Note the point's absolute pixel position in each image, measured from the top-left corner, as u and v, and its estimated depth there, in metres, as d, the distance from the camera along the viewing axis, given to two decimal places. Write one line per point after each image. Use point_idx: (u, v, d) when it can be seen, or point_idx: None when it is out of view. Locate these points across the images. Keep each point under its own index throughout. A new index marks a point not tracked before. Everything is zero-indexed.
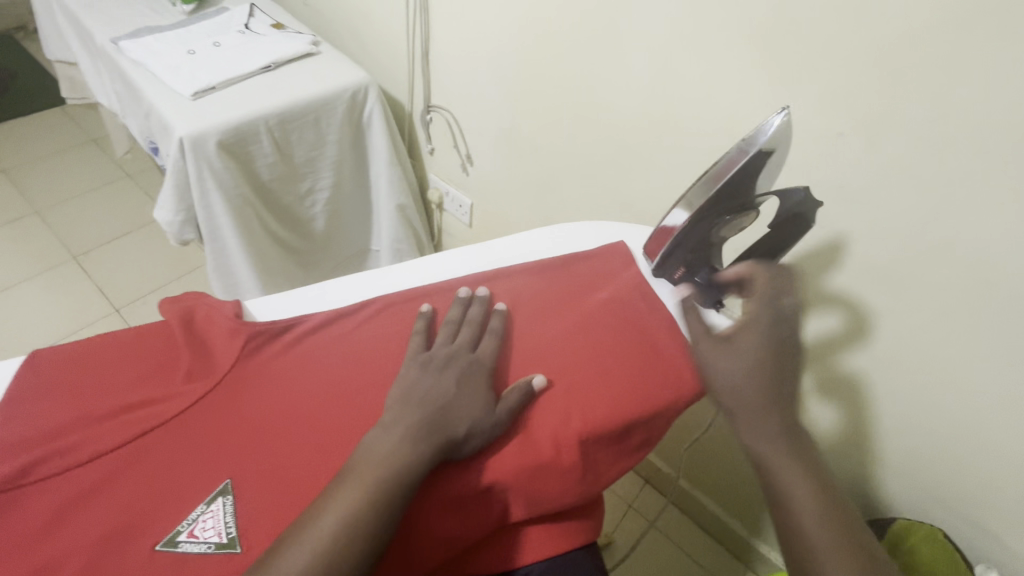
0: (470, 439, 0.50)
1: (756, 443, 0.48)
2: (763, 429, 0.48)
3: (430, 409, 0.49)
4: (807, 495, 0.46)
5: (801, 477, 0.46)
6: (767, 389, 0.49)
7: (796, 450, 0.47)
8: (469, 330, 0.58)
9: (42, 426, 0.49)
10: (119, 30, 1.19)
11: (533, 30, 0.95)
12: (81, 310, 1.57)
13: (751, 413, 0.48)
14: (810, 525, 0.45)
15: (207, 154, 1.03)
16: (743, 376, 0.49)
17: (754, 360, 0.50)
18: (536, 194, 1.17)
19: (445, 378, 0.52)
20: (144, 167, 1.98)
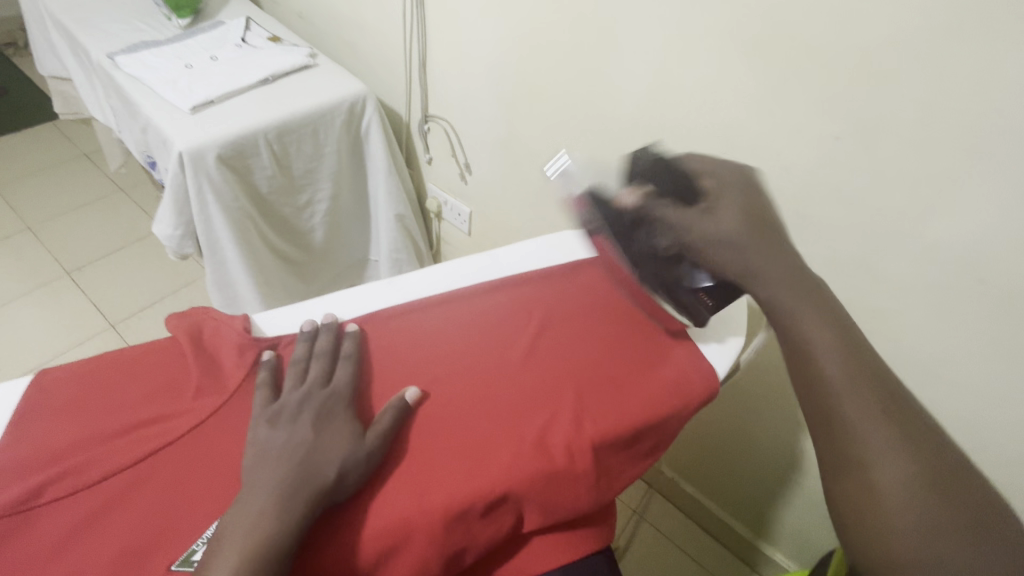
0: (346, 479, 0.46)
1: (799, 339, 0.47)
2: (804, 323, 0.47)
3: (289, 461, 0.45)
4: (859, 393, 0.43)
5: (851, 376, 0.44)
6: (801, 286, 0.49)
7: (845, 346, 0.46)
8: (319, 363, 0.55)
9: (52, 447, 0.48)
10: (115, 45, 1.19)
11: (530, 39, 0.96)
12: (75, 326, 1.56)
13: (791, 308, 0.48)
14: (863, 422, 0.42)
15: (206, 168, 1.03)
16: (759, 267, 0.49)
17: (753, 248, 0.50)
18: (534, 202, 1.17)
19: (301, 424, 0.48)
20: (138, 181, 1.97)
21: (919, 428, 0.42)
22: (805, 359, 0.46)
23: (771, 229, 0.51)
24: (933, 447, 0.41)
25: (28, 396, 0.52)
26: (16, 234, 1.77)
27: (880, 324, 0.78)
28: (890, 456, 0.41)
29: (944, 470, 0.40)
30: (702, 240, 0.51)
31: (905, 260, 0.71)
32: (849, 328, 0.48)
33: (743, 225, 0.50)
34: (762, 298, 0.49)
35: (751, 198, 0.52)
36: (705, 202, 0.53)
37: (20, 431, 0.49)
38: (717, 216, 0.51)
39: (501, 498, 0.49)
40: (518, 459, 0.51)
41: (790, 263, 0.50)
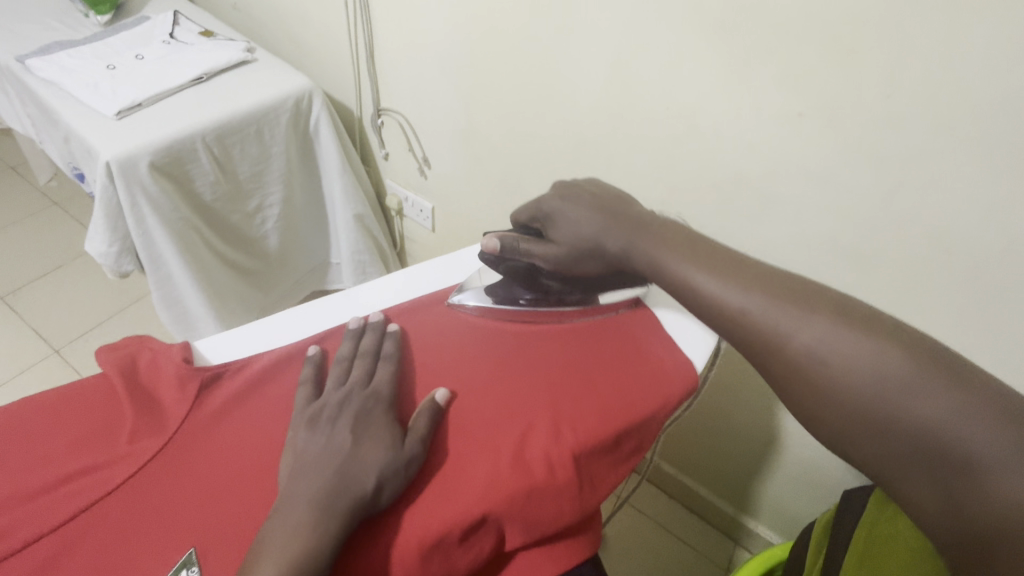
0: (383, 490, 0.44)
1: (675, 273, 0.49)
2: (672, 264, 0.49)
3: (327, 470, 0.44)
4: (748, 289, 0.45)
5: (735, 281, 0.46)
6: (669, 234, 0.52)
7: (711, 260, 0.48)
8: (363, 363, 0.54)
9: None
10: (25, 47, 1.08)
11: (480, 24, 0.91)
12: (14, 355, 1.44)
13: (654, 250, 0.51)
14: (771, 312, 0.44)
15: (139, 178, 0.95)
16: (617, 235, 0.53)
17: (605, 225, 0.54)
18: (498, 194, 1.13)
19: (339, 428, 0.47)
20: (73, 194, 1.83)
21: (808, 291, 0.45)
22: (690, 287, 0.48)
23: (607, 197, 0.56)
24: (829, 302, 0.44)
25: None
26: None
27: (851, 300, 0.77)
28: (802, 324, 0.43)
29: (845, 313, 0.43)
30: (570, 244, 0.55)
31: (872, 236, 0.71)
32: (698, 242, 0.51)
33: (593, 211, 0.54)
34: (636, 254, 0.52)
35: (568, 187, 0.58)
36: (548, 221, 0.57)
37: None
38: (559, 229, 0.56)
39: (482, 519, 0.46)
40: (485, 466, 0.48)
41: (633, 220, 0.54)
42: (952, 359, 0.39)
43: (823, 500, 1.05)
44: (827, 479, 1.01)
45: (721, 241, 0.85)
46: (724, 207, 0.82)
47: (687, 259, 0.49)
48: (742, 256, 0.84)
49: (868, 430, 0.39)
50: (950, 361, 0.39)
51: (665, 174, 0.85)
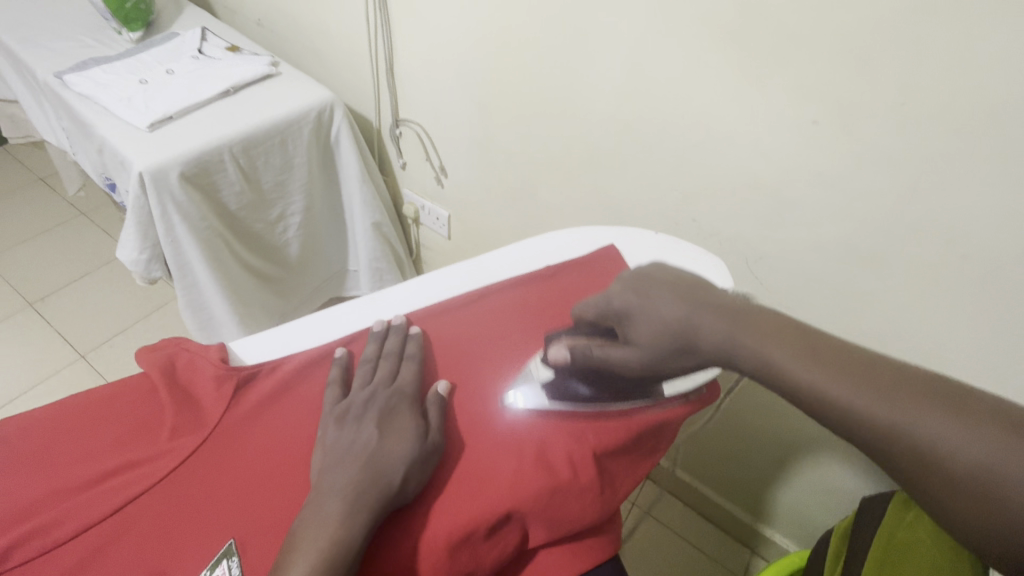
0: (409, 481, 0.46)
1: (783, 370, 0.41)
2: (782, 358, 0.42)
3: (356, 463, 0.46)
4: (902, 402, 0.37)
5: (877, 389, 0.38)
6: (776, 324, 0.44)
7: (833, 357, 0.40)
8: (387, 363, 0.56)
9: (16, 505, 0.45)
10: (62, 63, 1.13)
11: (498, 36, 0.94)
12: (42, 359, 1.49)
13: (759, 344, 0.43)
14: (934, 426, 0.36)
15: (170, 188, 0.98)
16: (715, 327, 0.45)
17: (696, 315, 0.46)
18: (514, 202, 1.15)
19: (366, 424, 0.49)
20: (99, 204, 1.89)
21: (973, 396, 0.37)
22: (820, 395, 0.39)
23: (691, 285, 0.49)
24: (998, 409, 0.35)
25: None
26: None
27: (866, 304, 0.78)
28: (972, 440, 0.35)
29: (1021, 423, 0.34)
30: (653, 345, 0.48)
31: (887, 240, 0.72)
32: (813, 335, 0.43)
33: (676, 299, 0.47)
34: (737, 348, 0.44)
35: (643, 278, 0.51)
36: (623, 316, 0.50)
37: None
38: (639, 329, 0.49)
39: (505, 515, 0.47)
40: (509, 465, 0.50)
41: (728, 309, 0.46)
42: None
43: (842, 507, 1.04)
44: (846, 486, 1.00)
45: (735, 246, 0.86)
46: (738, 213, 0.83)
47: (811, 365, 0.40)
48: (756, 261, 0.85)
49: None
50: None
51: (680, 181, 0.87)
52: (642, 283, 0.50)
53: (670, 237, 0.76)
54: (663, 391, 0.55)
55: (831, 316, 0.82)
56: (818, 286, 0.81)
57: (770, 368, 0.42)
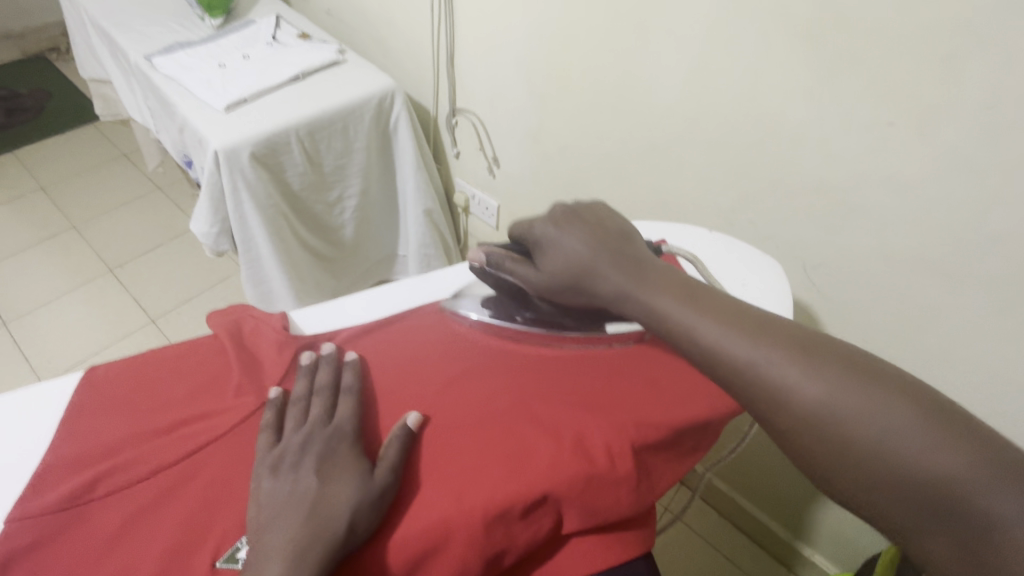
0: (357, 527, 0.44)
1: (672, 320, 0.46)
2: (665, 304, 0.47)
3: (296, 516, 0.43)
4: (755, 341, 0.42)
5: (745, 337, 0.42)
6: (665, 277, 0.50)
7: (708, 304, 0.46)
8: (321, 400, 0.52)
9: (98, 442, 0.48)
10: (152, 47, 1.21)
11: (558, 27, 0.94)
12: (118, 320, 1.62)
13: (646, 294, 0.49)
14: (777, 365, 0.41)
15: (241, 166, 1.04)
16: (613, 278, 0.51)
17: (601, 263, 0.52)
18: (565, 195, 1.15)
19: (304, 475, 0.46)
20: (175, 180, 2.03)
21: (816, 341, 0.42)
22: (697, 342, 0.44)
23: (603, 228, 0.55)
24: (839, 354, 0.41)
25: (81, 390, 0.52)
26: (61, 232, 1.84)
27: (933, 320, 0.74)
28: (818, 380, 0.39)
29: (854, 366, 0.39)
30: (560, 273, 0.55)
31: (961, 251, 0.67)
32: (700, 289, 0.48)
33: (584, 241, 0.53)
34: (629, 297, 0.50)
35: (564, 212, 0.57)
36: (537, 245, 0.57)
37: (73, 424, 0.50)
38: (549, 259, 0.56)
39: (542, 497, 0.48)
40: (526, 462, 0.49)
41: (630, 259, 0.52)
42: (959, 410, 0.37)
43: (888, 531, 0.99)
44: None
45: (794, 250, 0.83)
46: (798, 217, 0.80)
47: (695, 315, 0.45)
48: (814, 267, 0.82)
49: (884, 496, 0.36)
50: (958, 414, 0.36)
51: (737, 181, 0.84)
52: (561, 216, 0.56)
53: (725, 238, 0.74)
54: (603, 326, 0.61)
55: (891, 329, 0.78)
56: (879, 297, 0.77)
57: (653, 313, 0.48)
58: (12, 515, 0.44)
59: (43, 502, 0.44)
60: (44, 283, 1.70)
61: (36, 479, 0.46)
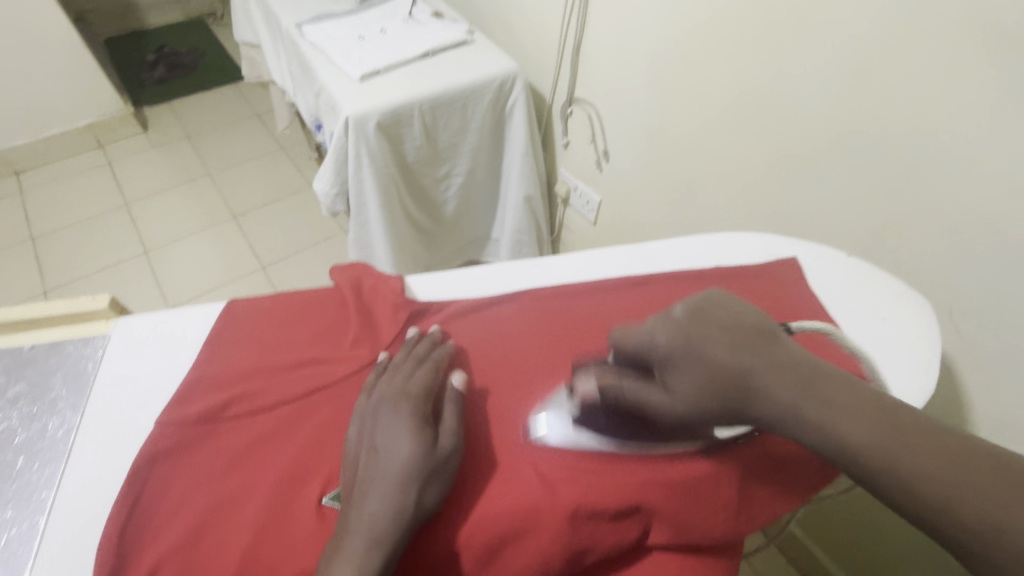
0: (424, 496, 0.43)
1: (884, 470, 0.35)
2: (871, 447, 0.35)
3: (369, 482, 0.44)
4: (1019, 523, 0.30)
5: (979, 497, 0.32)
6: (863, 401, 0.37)
7: (935, 453, 0.34)
8: (404, 366, 0.52)
9: (232, 368, 0.53)
10: (302, 16, 1.30)
11: (699, 21, 0.89)
12: (235, 264, 1.79)
13: (839, 426, 0.37)
14: None
15: (367, 133, 1.10)
16: (780, 390, 0.39)
17: (764, 378, 0.40)
18: (675, 199, 1.11)
19: (374, 439, 0.46)
20: (297, 142, 2.20)
21: None
22: (904, 489, 0.34)
23: (750, 330, 0.43)
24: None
25: (222, 318, 0.57)
26: (197, 178, 2.05)
27: None
28: None
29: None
30: (699, 391, 0.42)
31: None
32: (905, 414, 0.36)
33: (735, 351, 0.41)
34: (804, 420, 0.38)
35: (697, 312, 0.44)
36: (665, 362, 0.44)
37: (213, 347, 0.54)
38: (684, 379, 0.43)
39: (632, 508, 0.47)
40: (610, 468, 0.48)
41: (804, 373, 0.40)
42: None
43: None
44: None
45: (937, 290, 0.74)
46: (949, 254, 0.71)
47: (904, 456, 0.34)
48: (959, 313, 0.73)
49: None
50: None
51: (881, 205, 0.77)
52: (695, 319, 0.44)
53: (865, 265, 0.67)
54: (713, 434, 0.49)
55: None
56: None
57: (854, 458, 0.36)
58: (159, 419, 0.49)
59: (182, 413, 0.49)
60: (178, 221, 1.91)
61: (180, 392, 0.51)
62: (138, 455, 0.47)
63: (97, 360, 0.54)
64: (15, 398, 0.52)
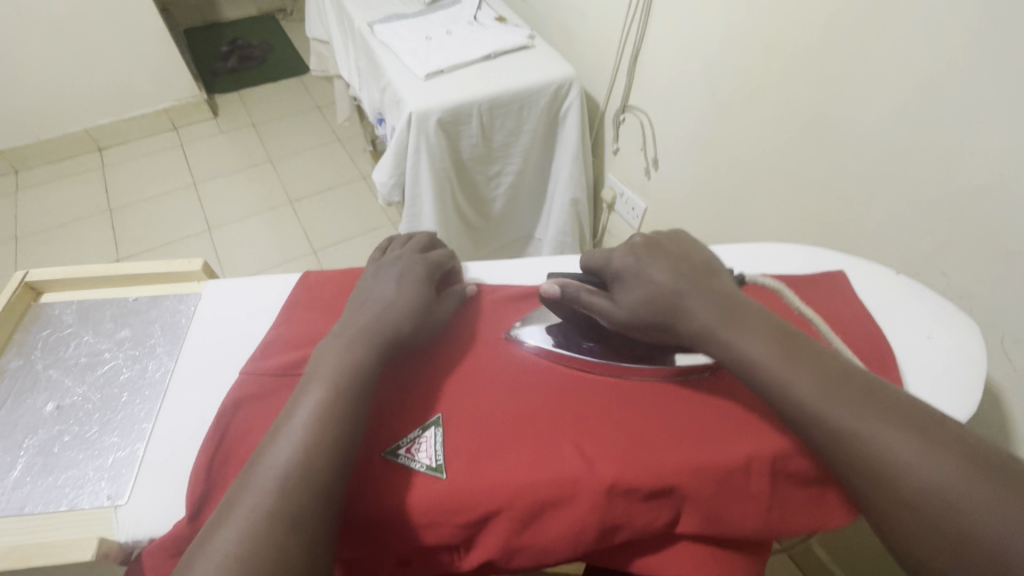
0: (402, 327, 0.54)
1: (766, 372, 0.46)
2: (757, 355, 0.46)
3: (367, 312, 0.55)
4: (859, 412, 0.42)
5: (840, 403, 0.42)
6: (758, 322, 0.48)
7: (807, 361, 0.45)
8: (416, 245, 0.65)
9: (307, 332, 0.58)
10: (373, 16, 1.38)
11: (761, 37, 0.90)
12: (289, 246, 1.90)
13: (737, 339, 0.47)
14: (883, 438, 0.40)
15: (427, 129, 1.16)
16: (695, 306, 0.50)
17: (686, 295, 0.51)
18: (723, 211, 1.12)
19: (384, 290, 0.57)
20: (353, 135, 2.30)
21: (923, 418, 0.41)
22: (786, 397, 0.44)
23: (691, 262, 0.54)
24: (932, 429, 0.41)
25: (297, 288, 0.63)
26: (259, 164, 2.18)
27: None
28: (918, 457, 0.39)
29: (944, 440, 0.40)
30: (637, 293, 0.53)
31: None
32: (792, 337, 0.47)
33: (669, 271, 0.52)
34: (711, 333, 0.49)
35: (648, 240, 0.56)
36: (617, 277, 0.56)
37: (292, 312, 0.60)
38: (628, 285, 0.54)
39: (665, 488, 0.49)
40: (645, 450, 0.50)
41: (718, 295, 0.51)
42: None
43: None
44: None
45: (989, 317, 0.73)
46: (1005, 282, 0.70)
47: (787, 372, 0.45)
48: (1012, 342, 0.72)
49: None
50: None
51: (937, 228, 0.76)
52: (646, 242, 0.56)
53: (913, 284, 0.67)
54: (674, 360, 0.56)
55: None
56: None
57: (744, 364, 0.47)
58: (243, 370, 0.55)
59: (262, 366, 0.55)
60: (239, 203, 2.04)
61: (259, 349, 0.57)
62: (224, 399, 0.53)
63: (189, 315, 0.61)
64: (120, 342, 0.59)
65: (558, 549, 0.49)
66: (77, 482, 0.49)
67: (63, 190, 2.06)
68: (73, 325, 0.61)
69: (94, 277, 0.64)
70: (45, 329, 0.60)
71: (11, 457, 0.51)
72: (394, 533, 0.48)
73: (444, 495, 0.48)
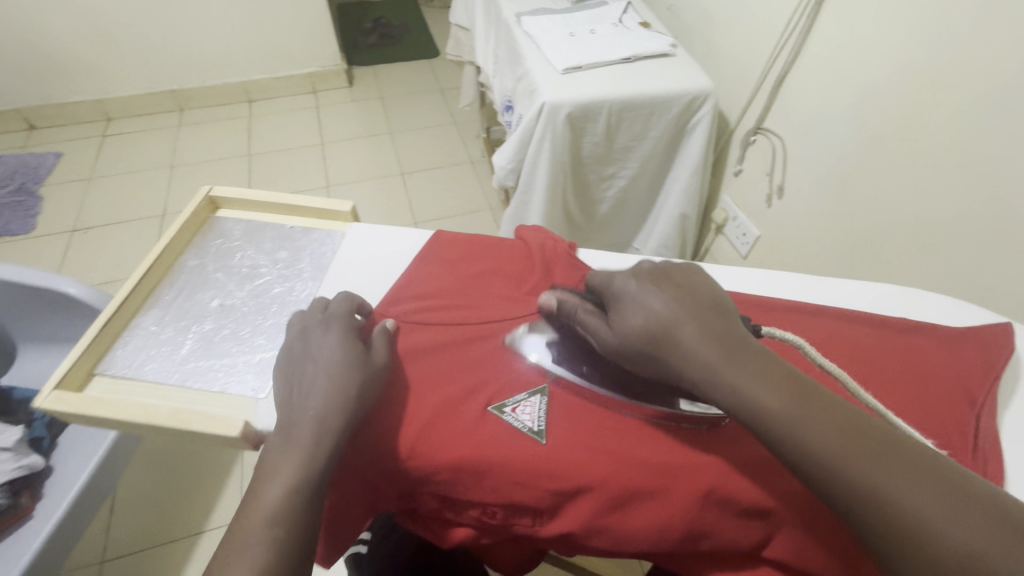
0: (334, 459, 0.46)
1: (780, 428, 0.39)
2: (768, 403, 0.40)
3: (285, 441, 0.46)
4: (883, 475, 0.36)
5: (862, 464, 0.37)
6: (764, 361, 0.42)
7: (826, 414, 0.39)
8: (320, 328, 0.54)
9: (435, 286, 0.63)
10: (521, 7, 1.43)
11: (935, 73, 0.83)
12: (394, 214, 2.02)
13: (743, 383, 0.41)
14: (914, 506, 0.35)
15: (556, 121, 1.18)
16: (695, 343, 0.43)
17: (682, 326, 0.44)
18: (848, 251, 1.06)
19: (298, 406, 0.48)
20: (469, 120, 2.40)
21: (954, 478, 0.36)
22: (795, 440, 0.39)
23: (691, 293, 0.47)
24: (964, 490, 0.36)
25: (431, 243, 0.68)
26: (380, 134, 2.33)
27: None
28: (959, 531, 0.34)
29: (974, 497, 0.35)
30: (631, 330, 0.46)
31: None
32: (804, 382, 0.41)
33: (664, 300, 0.46)
34: (712, 371, 0.42)
35: (647, 272, 0.50)
36: (615, 300, 0.50)
37: (424, 265, 0.65)
38: (622, 318, 0.47)
39: (762, 507, 0.48)
40: (742, 465, 0.50)
41: (721, 330, 0.44)
42: None
43: None
44: None
45: None
46: None
47: (801, 427, 0.38)
48: None
49: None
50: None
51: None
52: (643, 277, 0.49)
53: None
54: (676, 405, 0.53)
55: None
56: None
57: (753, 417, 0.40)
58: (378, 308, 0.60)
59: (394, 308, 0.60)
60: (357, 167, 2.20)
61: (393, 291, 0.62)
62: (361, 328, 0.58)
63: (334, 250, 0.68)
64: (277, 261, 0.67)
65: (644, 542, 0.48)
66: (228, 370, 0.57)
67: (212, 132, 2.33)
68: (240, 240, 0.69)
69: (261, 203, 0.72)
70: (218, 239, 0.69)
71: (180, 337, 0.59)
72: (485, 483, 0.50)
73: (541, 458, 0.50)
